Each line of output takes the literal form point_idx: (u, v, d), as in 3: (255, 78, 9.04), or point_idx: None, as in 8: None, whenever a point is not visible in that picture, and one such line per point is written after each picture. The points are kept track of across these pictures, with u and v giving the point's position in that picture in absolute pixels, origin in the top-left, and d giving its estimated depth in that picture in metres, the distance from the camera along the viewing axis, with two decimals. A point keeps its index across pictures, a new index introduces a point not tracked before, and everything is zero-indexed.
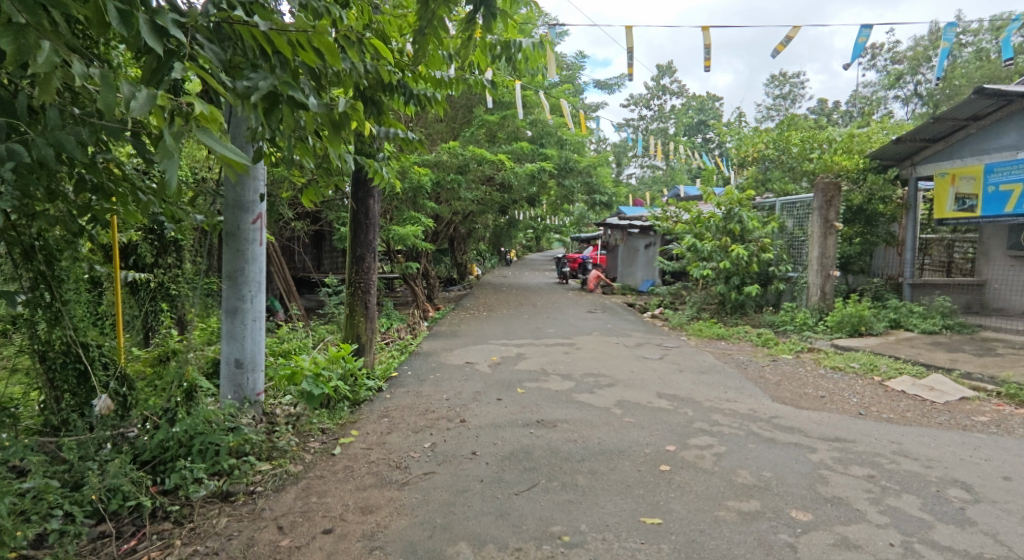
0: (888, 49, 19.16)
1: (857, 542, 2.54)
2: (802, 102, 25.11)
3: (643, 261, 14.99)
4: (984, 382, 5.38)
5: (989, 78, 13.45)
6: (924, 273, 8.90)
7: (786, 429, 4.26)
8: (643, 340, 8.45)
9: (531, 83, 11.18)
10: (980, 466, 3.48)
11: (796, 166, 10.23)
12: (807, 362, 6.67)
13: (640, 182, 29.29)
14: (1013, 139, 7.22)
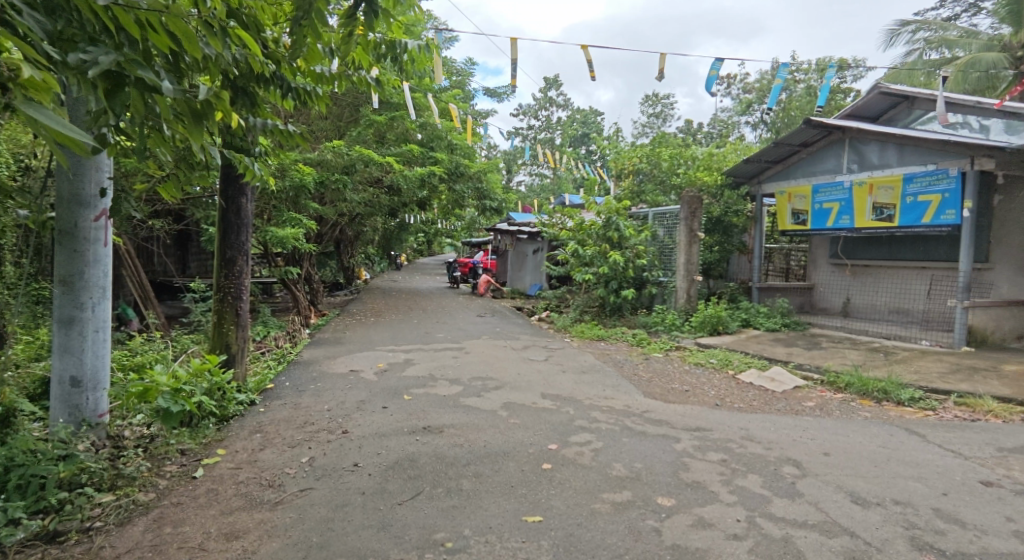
0: (741, 79, 21.55)
1: (710, 521, 2.83)
2: (671, 122, 27.39)
3: (531, 265, 15.43)
4: (812, 372, 6.26)
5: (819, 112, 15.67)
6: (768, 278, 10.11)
7: (656, 422, 4.62)
8: (529, 342, 8.70)
9: (419, 85, 11.07)
10: (808, 444, 4.03)
11: (666, 180, 11.14)
12: (674, 359, 7.29)
13: (529, 190, 30.12)
14: (832, 164, 8.43)
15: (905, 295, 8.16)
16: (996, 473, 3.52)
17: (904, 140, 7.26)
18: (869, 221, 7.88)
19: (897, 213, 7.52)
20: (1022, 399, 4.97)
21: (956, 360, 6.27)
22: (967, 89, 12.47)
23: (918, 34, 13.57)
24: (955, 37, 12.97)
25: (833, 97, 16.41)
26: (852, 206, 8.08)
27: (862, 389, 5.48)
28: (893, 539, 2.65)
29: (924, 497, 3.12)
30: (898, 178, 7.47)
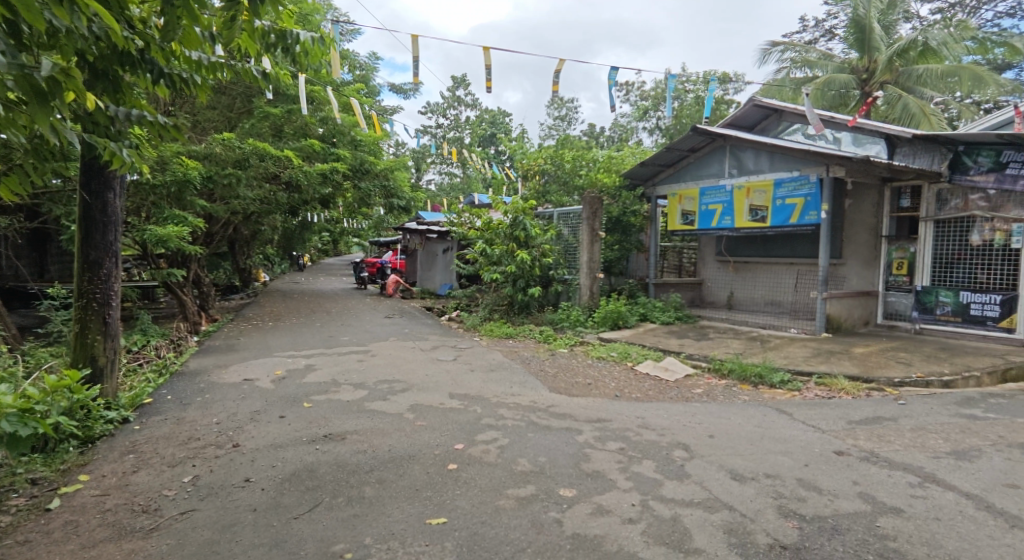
0: (638, 87, 22.78)
1: (608, 508, 2.96)
2: (576, 125, 28.30)
3: (441, 265, 15.29)
4: (700, 361, 6.77)
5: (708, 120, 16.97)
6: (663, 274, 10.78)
7: (560, 415, 4.76)
8: (438, 343, 8.62)
9: (318, 78, 10.56)
10: (695, 428, 4.35)
11: (569, 181, 11.48)
12: (578, 354, 7.56)
13: (438, 188, 29.80)
14: (716, 169, 9.15)
15: (778, 288, 9.05)
16: (848, 443, 4.01)
17: (773, 149, 8.04)
18: (747, 222, 8.63)
19: (769, 214, 8.31)
20: (868, 376, 5.70)
21: (818, 345, 7.07)
22: (825, 105, 14.08)
23: (786, 54, 15.11)
24: (815, 58, 14.59)
25: (718, 107, 17.83)
26: (732, 208, 8.81)
27: (742, 375, 6.01)
28: (765, 509, 2.94)
29: (791, 469, 3.48)
30: (769, 183, 8.27)
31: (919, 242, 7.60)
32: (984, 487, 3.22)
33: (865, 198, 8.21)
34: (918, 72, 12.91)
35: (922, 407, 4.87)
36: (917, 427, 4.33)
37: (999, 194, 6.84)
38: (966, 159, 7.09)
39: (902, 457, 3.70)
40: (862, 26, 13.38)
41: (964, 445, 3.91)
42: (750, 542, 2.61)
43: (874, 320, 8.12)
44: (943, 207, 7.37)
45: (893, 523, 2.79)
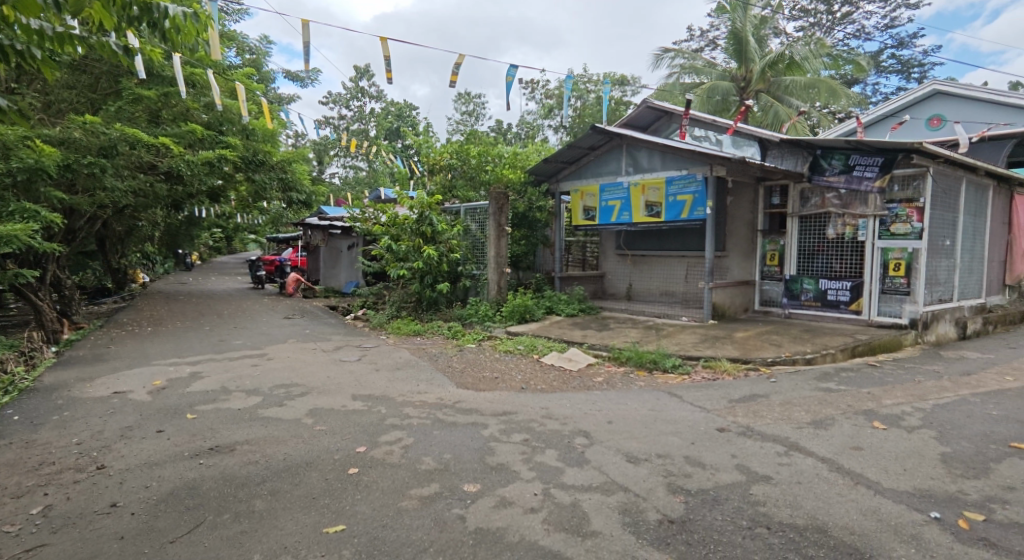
0: (543, 85, 23.29)
1: (511, 499, 3.00)
2: (483, 120, 28.32)
3: (346, 262, 14.69)
4: (601, 350, 7.06)
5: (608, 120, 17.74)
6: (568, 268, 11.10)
7: (466, 411, 4.75)
8: (341, 343, 8.28)
9: (199, 59, 9.66)
10: (595, 416, 4.53)
11: (475, 176, 11.37)
12: (486, 349, 7.60)
13: (342, 182, 28.59)
14: (613, 167, 9.56)
15: (670, 279, 9.65)
16: (728, 420, 4.37)
17: (665, 149, 8.56)
18: (643, 217, 9.10)
19: (662, 210, 8.82)
20: (747, 357, 6.25)
21: (705, 332, 7.64)
22: (709, 109, 15.10)
23: (676, 60, 16.07)
24: (701, 65, 15.63)
25: (617, 108, 18.61)
26: (630, 204, 9.26)
27: (639, 361, 6.35)
28: (655, 488, 3.12)
29: (679, 448, 3.73)
30: (662, 180, 8.79)
31: (788, 236, 8.43)
32: (837, 451, 3.66)
33: (743, 197, 8.97)
34: (786, 83, 14.40)
35: (790, 383, 5.43)
36: (785, 402, 4.82)
37: (848, 194, 7.76)
38: (823, 161, 7.93)
39: (773, 430, 4.09)
40: (739, 38, 14.59)
41: (823, 415, 4.40)
42: (642, 520, 2.77)
43: (752, 307, 8.91)
44: (806, 205, 8.25)
45: (764, 490, 3.09)
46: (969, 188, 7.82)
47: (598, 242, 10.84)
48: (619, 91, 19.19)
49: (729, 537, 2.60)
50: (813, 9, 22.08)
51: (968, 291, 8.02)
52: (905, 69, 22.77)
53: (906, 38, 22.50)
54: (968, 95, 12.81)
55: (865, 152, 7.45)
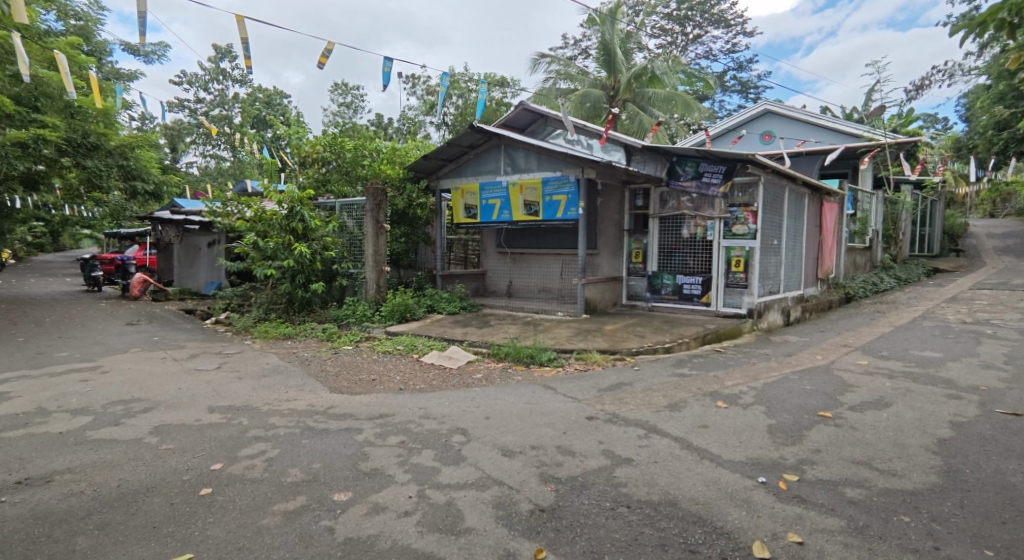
0: (423, 81, 23.01)
1: (384, 504, 2.92)
2: (362, 113, 27.22)
3: (205, 261, 13.31)
4: (481, 346, 7.13)
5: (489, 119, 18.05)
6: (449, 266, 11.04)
7: (339, 416, 4.53)
8: (197, 350, 7.48)
9: (4, 20, 8.14)
10: (473, 413, 4.56)
11: (351, 171, 10.78)
12: (363, 350, 7.31)
13: (201, 172, 25.89)
14: (492, 166, 9.68)
15: (547, 276, 9.98)
16: (597, 408, 4.64)
17: (540, 150, 8.84)
18: (522, 216, 9.34)
19: (540, 209, 9.12)
20: (614, 348, 6.69)
21: (579, 325, 8.04)
22: (582, 115, 15.89)
23: (552, 66, 16.67)
24: (575, 72, 16.38)
25: (498, 108, 18.91)
26: (509, 203, 9.45)
27: (516, 357, 6.50)
28: (528, 479, 3.22)
29: (552, 438, 3.88)
30: (538, 180, 9.08)
31: (650, 235, 9.14)
32: (688, 430, 4.04)
33: (612, 198, 9.55)
34: (649, 94, 15.59)
35: (651, 371, 5.90)
36: (646, 388, 5.22)
37: (699, 197, 8.62)
38: (678, 167, 8.68)
39: (635, 415, 4.41)
40: (608, 49, 15.47)
41: (677, 399, 4.85)
42: (514, 512, 2.84)
43: (620, 301, 9.54)
44: (665, 207, 8.99)
45: (626, 471, 3.32)
46: (791, 195, 9.06)
47: (479, 240, 10.93)
48: (500, 92, 19.81)
49: (595, 519, 2.76)
50: (671, 29, 24.21)
51: (792, 283, 9.31)
52: (744, 89, 25.81)
53: (745, 62, 25.53)
54: (792, 115, 14.86)
55: (711, 160, 8.29)
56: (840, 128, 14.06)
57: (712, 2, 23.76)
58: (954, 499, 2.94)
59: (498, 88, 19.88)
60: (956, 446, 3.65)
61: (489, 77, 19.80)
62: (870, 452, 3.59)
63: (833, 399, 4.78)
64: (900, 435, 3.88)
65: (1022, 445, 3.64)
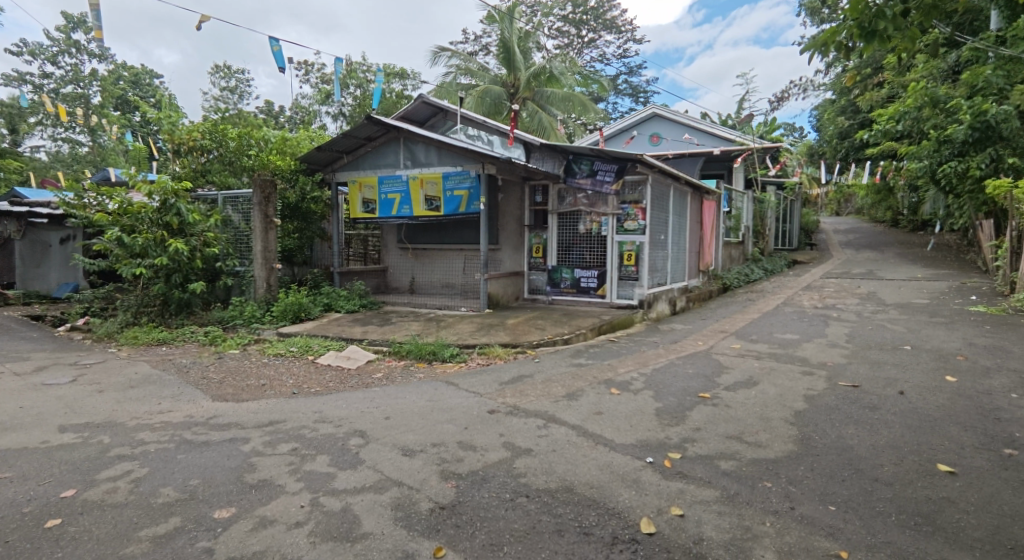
0: (317, 69, 21.87)
1: (272, 517, 2.75)
2: (247, 99, 25.27)
3: (58, 260, 11.75)
4: (381, 345, 6.92)
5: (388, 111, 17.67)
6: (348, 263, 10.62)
7: (222, 426, 4.20)
8: (46, 362, 6.54)
9: None
10: (372, 413, 4.42)
11: (234, 161, 9.94)
12: (251, 354, 6.82)
13: (51, 158, 22.66)
14: (391, 159, 9.42)
15: (450, 272, 9.88)
16: (498, 401, 4.69)
17: (441, 145, 8.73)
18: (423, 211, 9.18)
19: (441, 204, 9.03)
20: (516, 342, 6.80)
21: (481, 320, 8.08)
22: (483, 111, 15.91)
23: (452, 60, 16.50)
24: (475, 68, 16.37)
25: (398, 101, 18.43)
26: (409, 197, 9.26)
27: (418, 354, 6.40)
28: (428, 477, 3.19)
29: (453, 435, 3.87)
30: (439, 175, 8.98)
31: (549, 231, 9.41)
32: (583, 418, 4.21)
33: (512, 194, 9.69)
34: (547, 94, 16.00)
35: (550, 362, 6.09)
36: (546, 379, 5.37)
37: (593, 195, 9.00)
38: (574, 166, 9.01)
39: (535, 406, 4.52)
40: (507, 46, 15.58)
41: (574, 388, 5.04)
42: (414, 512, 2.79)
43: (522, 295, 9.73)
44: (563, 203, 9.30)
45: (525, 462, 3.40)
46: (675, 194, 9.72)
47: (379, 236, 10.62)
48: (399, 84, 19.35)
49: (495, 512, 2.80)
50: (567, 31, 24.97)
51: (677, 275, 10.01)
52: (634, 93, 27.29)
53: (635, 67, 27.00)
54: (676, 119, 15.95)
55: (605, 159, 8.67)
56: (716, 132, 15.36)
57: (604, 9, 24.83)
58: (807, 464, 3.33)
59: (397, 80, 19.41)
60: (808, 417, 4.13)
61: (388, 68, 19.25)
62: (741, 427, 3.97)
63: (711, 381, 5.21)
64: (765, 410, 4.33)
65: (859, 412, 4.21)
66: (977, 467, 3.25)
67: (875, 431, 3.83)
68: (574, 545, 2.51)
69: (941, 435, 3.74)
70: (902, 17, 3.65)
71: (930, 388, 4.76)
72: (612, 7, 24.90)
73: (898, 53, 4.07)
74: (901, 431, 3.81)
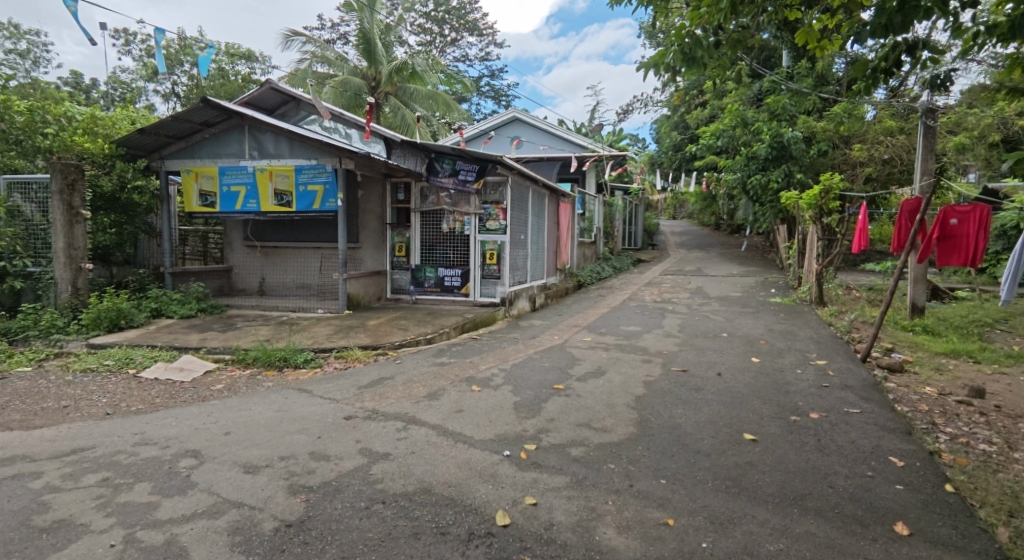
0: (140, 40, 19.10)
1: None
2: (45, 67, 21.16)
3: None
4: (222, 353, 6.25)
5: (231, 96, 16.08)
6: (184, 262, 9.47)
7: (5, 461, 3.48)
8: None
9: None
10: (208, 430, 3.98)
11: (24, 139, 8.24)
12: (51, 371, 5.75)
13: None
14: (235, 148, 8.58)
15: (304, 272, 9.25)
16: (355, 407, 4.50)
17: (292, 135, 8.11)
18: (272, 206, 8.49)
19: (294, 199, 8.42)
20: (376, 343, 6.58)
21: (339, 322, 7.70)
22: (342, 102, 15.16)
23: (307, 46, 15.42)
24: (333, 57, 15.49)
25: (244, 84, 16.83)
26: (256, 190, 8.50)
27: (266, 360, 5.90)
28: (274, 494, 2.96)
29: (304, 446, 3.63)
30: (291, 168, 8.35)
31: (412, 229, 9.26)
32: (443, 417, 4.21)
33: (373, 191, 9.36)
34: (410, 90, 15.69)
35: (412, 362, 6.00)
36: (407, 381, 5.28)
37: (456, 194, 9.02)
38: (437, 164, 8.94)
39: (394, 408, 4.42)
40: (367, 38, 14.84)
41: (435, 387, 5.02)
42: (255, 534, 2.58)
43: (385, 295, 9.47)
44: (425, 202, 9.18)
45: (382, 467, 3.31)
46: (533, 195, 10.12)
47: (222, 232, 9.63)
48: (245, 66, 17.70)
49: (348, 523, 2.68)
50: (430, 29, 24.75)
51: (536, 273, 10.45)
52: (496, 96, 27.91)
53: (496, 71, 27.62)
54: (535, 124, 16.64)
55: (466, 159, 8.74)
56: (571, 139, 16.30)
57: (466, 10, 25.06)
58: (645, 443, 3.68)
59: (242, 62, 17.74)
60: (646, 401, 4.58)
61: (229, 47, 17.47)
62: (589, 414, 4.26)
63: (564, 372, 5.52)
64: (611, 397, 4.71)
65: (686, 394, 4.77)
66: (773, 433, 3.85)
67: (698, 409, 4.36)
68: (430, 546, 2.50)
69: (748, 408, 4.38)
70: (714, 47, 4.14)
71: (740, 369, 5.54)
72: (474, 10, 25.22)
73: (714, 78, 4.67)
74: (718, 408, 4.38)
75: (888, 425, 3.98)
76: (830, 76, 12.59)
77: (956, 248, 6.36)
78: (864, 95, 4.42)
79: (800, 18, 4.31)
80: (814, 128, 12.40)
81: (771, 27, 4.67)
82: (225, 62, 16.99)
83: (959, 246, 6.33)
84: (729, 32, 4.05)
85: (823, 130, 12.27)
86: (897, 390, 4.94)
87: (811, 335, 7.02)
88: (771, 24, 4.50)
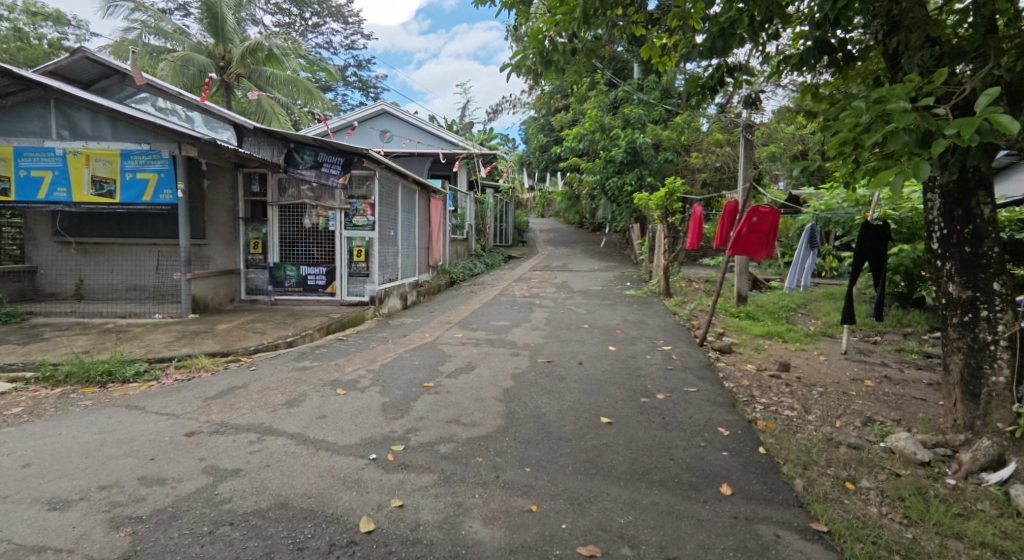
0: None
1: None
2: None
3: None
4: (22, 370, 5.26)
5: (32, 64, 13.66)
6: None
7: None
8: None
9: None
10: (1, 463, 3.33)
11: None
12: None
13: None
14: (36, 126, 7.31)
15: (135, 271, 8.13)
16: (199, 421, 4.06)
17: (113, 115, 7.11)
18: (88, 196, 7.29)
19: (117, 189, 7.32)
20: (226, 349, 6.00)
21: (181, 328, 6.89)
22: (183, 82, 13.54)
23: (135, 14, 13.51)
24: (169, 30, 13.68)
25: (52, 51, 14.31)
26: (67, 177, 7.25)
27: (83, 376, 5.08)
28: (90, 531, 2.57)
29: (132, 470, 3.19)
30: (115, 153, 7.25)
31: (268, 224, 8.60)
32: (303, 425, 3.96)
33: (221, 181, 8.41)
34: (266, 74, 14.35)
35: (269, 368, 5.57)
36: (262, 388, 4.89)
37: (319, 187, 8.48)
38: (296, 155, 8.37)
39: (246, 420, 4.06)
40: (213, 12, 13.22)
41: (295, 393, 4.70)
42: None
43: (238, 296, 8.70)
44: (284, 195, 8.57)
45: (231, 485, 3.02)
46: (403, 191, 9.89)
47: (20, 225, 8.10)
48: (52, 31, 15.11)
49: (185, 553, 2.41)
50: (287, 9, 23.00)
51: (407, 270, 10.24)
52: (364, 88, 26.81)
53: (363, 61, 26.52)
54: (404, 118, 16.24)
55: (330, 151, 8.26)
56: (441, 136, 16.20)
57: None
58: (511, 434, 3.79)
59: (48, 25, 15.09)
60: (514, 393, 4.71)
61: (30, 5, 14.77)
62: (459, 410, 4.28)
63: (434, 370, 5.48)
64: (480, 391, 4.78)
65: (551, 384, 4.99)
66: (626, 415, 4.18)
67: (561, 398, 4.60)
68: None
69: (606, 393, 4.71)
70: (571, 54, 4.34)
71: (599, 357, 5.94)
72: None
73: (572, 85, 4.93)
74: (578, 395, 4.66)
75: (718, 400, 4.53)
76: (673, 90, 13.94)
77: (751, 243, 7.34)
78: (696, 109, 4.95)
79: (645, 34, 4.72)
80: (660, 136, 13.67)
81: (622, 41, 5.03)
82: (22, 21, 14.34)
83: (753, 242, 7.33)
84: (584, 41, 4.29)
85: (667, 139, 13.64)
86: (726, 368, 5.65)
87: (659, 323, 7.73)
88: (622, 37, 4.85)
